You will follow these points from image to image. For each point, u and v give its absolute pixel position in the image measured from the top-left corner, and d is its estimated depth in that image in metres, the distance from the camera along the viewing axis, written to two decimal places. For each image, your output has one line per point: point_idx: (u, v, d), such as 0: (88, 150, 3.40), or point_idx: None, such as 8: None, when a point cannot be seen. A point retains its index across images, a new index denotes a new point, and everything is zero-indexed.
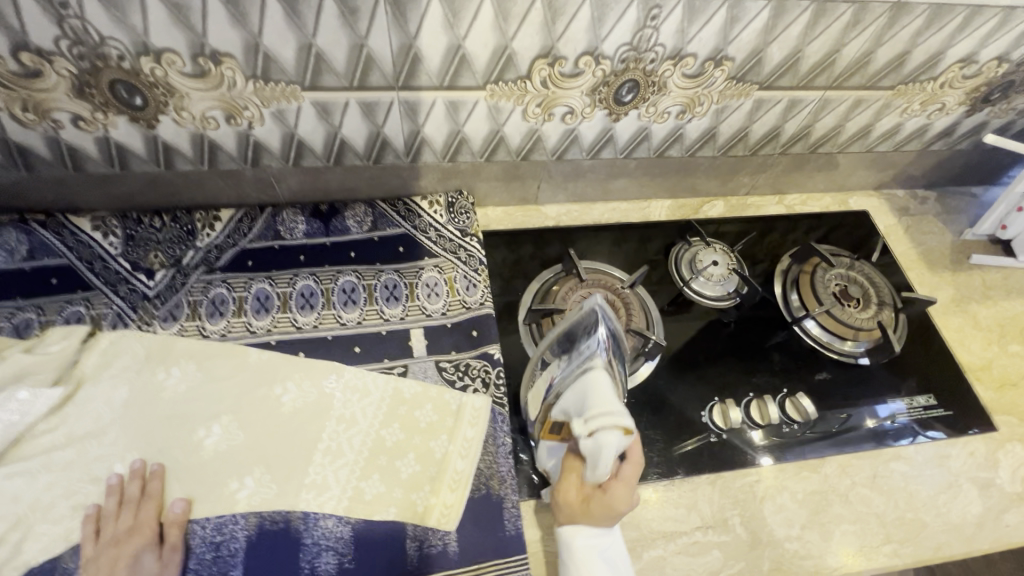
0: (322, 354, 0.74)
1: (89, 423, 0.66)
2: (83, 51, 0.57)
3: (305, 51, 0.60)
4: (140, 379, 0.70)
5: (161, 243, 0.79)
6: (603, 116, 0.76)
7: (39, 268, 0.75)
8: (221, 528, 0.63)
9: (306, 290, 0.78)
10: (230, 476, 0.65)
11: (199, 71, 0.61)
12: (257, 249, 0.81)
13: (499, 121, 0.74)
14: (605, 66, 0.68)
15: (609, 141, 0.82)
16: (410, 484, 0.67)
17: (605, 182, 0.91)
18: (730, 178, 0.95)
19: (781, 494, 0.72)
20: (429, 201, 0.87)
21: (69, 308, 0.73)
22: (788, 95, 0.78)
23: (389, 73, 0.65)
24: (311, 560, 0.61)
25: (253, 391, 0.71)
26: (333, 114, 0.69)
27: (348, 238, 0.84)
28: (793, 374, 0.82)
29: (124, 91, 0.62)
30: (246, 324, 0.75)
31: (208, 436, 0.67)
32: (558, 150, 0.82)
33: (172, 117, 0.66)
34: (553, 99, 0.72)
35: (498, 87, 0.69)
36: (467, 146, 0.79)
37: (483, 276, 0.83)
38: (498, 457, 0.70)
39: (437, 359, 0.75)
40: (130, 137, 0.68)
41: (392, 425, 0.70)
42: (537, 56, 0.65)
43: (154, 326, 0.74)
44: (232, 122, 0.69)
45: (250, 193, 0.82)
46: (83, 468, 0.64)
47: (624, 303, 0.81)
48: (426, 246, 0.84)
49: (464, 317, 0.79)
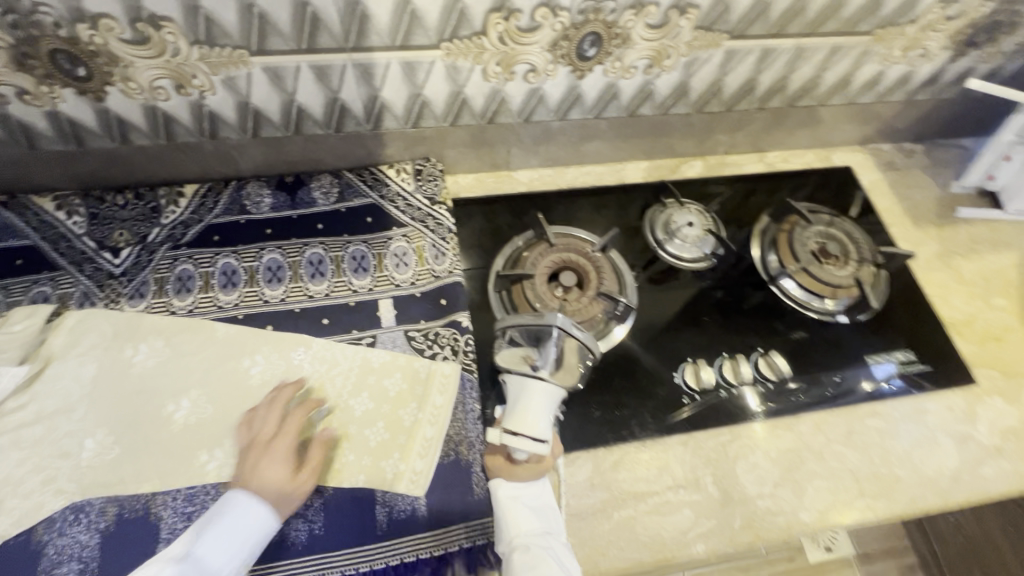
0: (290, 327, 0.74)
1: (58, 401, 0.66)
2: (18, 20, 0.56)
3: (247, 12, 0.59)
4: (107, 356, 0.70)
5: (126, 221, 0.78)
6: (567, 73, 0.74)
7: (5, 250, 0.75)
8: (193, 498, 0.63)
9: (272, 264, 0.77)
10: (199, 448, 0.65)
11: (140, 37, 0.59)
12: (222, 224, 0.80)
13: (460, 81, 0.72)
14: (564, 18, 0.66)
15: (576, 100, 0.79)
16: (380, 452, 0.67)
17: (577, 144, 0.89)
18: (707, 136, 0.92)
19: (754, 453, 0.72)
20: (396, 169, 0.85)
21: (36, 289, 0.73)
22: (760, 44, 0.75)
23: (338, 34, 0.63)
24: (282, 527, 0.62)
25: (221, 364, 0.71)
26: (285, 79, 0.68)
27: (314, 210, 0.82)
28: (769, 334, 0.81)
29: (66, 61, 0.60)
30: (213, 299, 0.75)
31: (177, 410, 0.67)
32: (524, 112, 0.80)
33: (120, 88, 0.65)
34: (513, 56, 0.70)
35: (453, 45, 0.66)
36: (430, 110, 0.77)
37: (452, 244, 0.81)
38: (467, 423, 0.69)
39: (406, 329, 0.75)
40: (80, 110, 0.67)
41: (360, 395, 0.70)
42: (491, 9, 0.63)
43: (121, 304, 0.74)
44: (182, 91, 0.67)
45: (213, 167, 0.81)
46: (53, 444, 0.64)
47: (595, 266, 0.79)
48: (394, 216, 0.83)
49: (433, 286, 0.78)
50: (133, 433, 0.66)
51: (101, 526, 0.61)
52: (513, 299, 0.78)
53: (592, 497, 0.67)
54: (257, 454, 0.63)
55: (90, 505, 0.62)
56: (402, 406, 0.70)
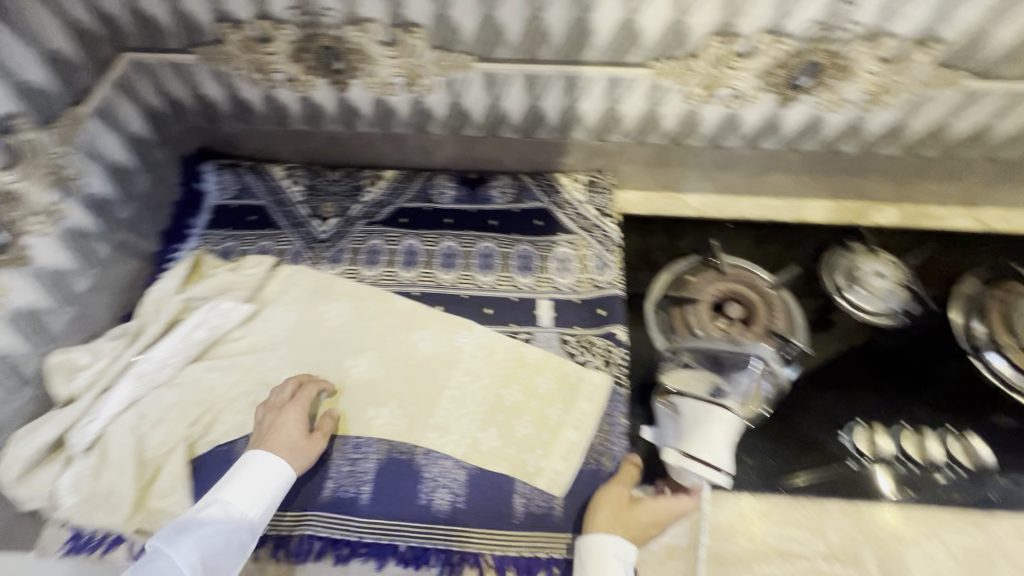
0: (456, 310, 0.80)
1: (267, 338, 0.77)
2: (305, 19, 0.67)
3: (486, 23, 0.65)
4: (306, 308, 0.80)
5: (334, 196, 0.90)
6: (772, 101, 0.72)
7: (243, 206, 0.88)
8: (358, 447, 0.70)
9: (449, 250, 0.85)
10: (369, 404, 0.73)
11: (393, 39, 0.68)
12: (410, 209, 0.89)
13: (658, 100, 0.73)
14: (785, 45, 0.64)
15: (772, 130, 0.77)
16: (524, 444, 0.70)
17: (758, 174, 0.85)
18: (911, 183, 0.84)
19: (933, 545, 0.62)
20: (571, 178, 0.88)
21: (261, 242, 0.86)
22: (1009, 88, 0.67)
23: (558, 47, 0.67)
24: (428, 493, 0.67)
25: (395, 333, 0.78)
26: (498, 85, 0.73)
27: (490, 207, 0.88)
28: (965, 412, 0.69)
29: (330, 56, 0.71)
30: (395, 274, 0.83)
31: (356, 365, 0.76)
32: (713, 136, 0.79)
33: (362, 82, 0.75)
34: (719, 80, 0.69)
35: (663, 64, 0.68)
36: (619, 125, 0.79)
37: (616, 257, 0.82)
38: (612, 435, 0.69)
39: (561, 332, 0.77)
40: (326, 98, 0.79)
41: (512, 386, 0.73)
42: (712, 33, 0.63)
43: (322, 266, 0.84)
44: (410, 88, 0.76)
45: (411, 157, 0.90)
46: (258, 375, 0.73)
47: (766, 303, 0.75)
48: (562, 222, 0.86)
49: (593, 295, 0.79)
50: (318, 379, 0.75)
51: None
52: (673, 322, 0.76)
53: (732, 543, 0.63)
54: (279, 412, 0.67)
55: None
56: (551, 405, 0.72)
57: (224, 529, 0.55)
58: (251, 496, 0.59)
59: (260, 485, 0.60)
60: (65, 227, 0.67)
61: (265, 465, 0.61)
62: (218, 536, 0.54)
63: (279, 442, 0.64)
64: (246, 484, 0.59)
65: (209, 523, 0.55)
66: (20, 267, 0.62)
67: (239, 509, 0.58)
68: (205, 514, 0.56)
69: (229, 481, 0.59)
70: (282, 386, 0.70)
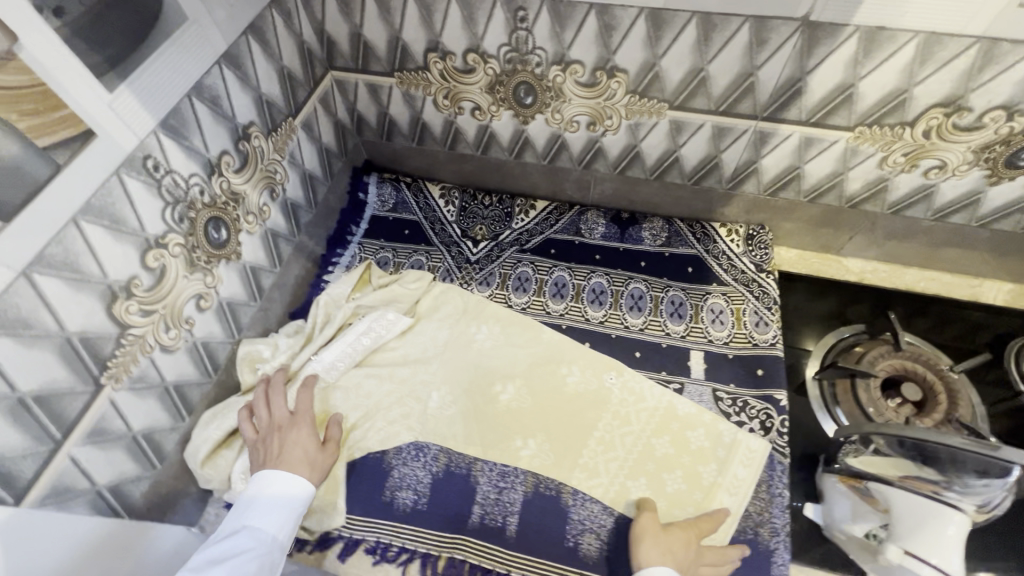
0: (605, 349, 0.79)
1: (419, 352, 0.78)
2: (513, 56, 0.69)
3: (693, 75, 0.65)
4: (457, 327, 0.80)
5: (486, 219, 0.92)
6: (980, 177, 0.68)
7: (399, 220, 0.92)
8: (504, 476, 0.69)
9: (598, 287, 0.84)
10: (516, 433, 0.72)
11: (592, 82, 0.70)
12: (559, 240, 0.90)
13: (850, 163, 0.71)
14: (1018, 123, 0.60)
15: (969, 205, 0.72)
16: (674, 500, 0.67)
17: (935, 247, 0.81)
18: None
19: None
20: (728, 229, 0.87)
21: (414, 256, 0.89)
22: None
23: (760, 103, 0.66)
24: (576, 536, 0.65)
25: (542, 364, 0.77)
26: (683, 133, 0.73)
27: (640, 248, 0.88)
28: None
29: (523, 91, 0.74)
30: (544, 304, 0.84)
31: (503, 392, 0.75)
32: (898, 204, 0.75)
33: (545, 117, 0.77)
34: (926, 150, 0.66)
35: (869, 130, 0.66)
36: (798, 182, 0.76)
37: (775, 316, 0.79)
38: (772, 506, 0.66)
39: (714, 386, 0.75)
40: (504, 128, 0.81)
41: (663, 438, 0.71)
42: (936, 104, 0.61)
43: (472, 287, 0.86)
44: (590, 127, 0.77)
45: (566, 190, 0.91)
46: (411, 389, 0.75)
47: (946, 387, 0.70)
48: (717, 273, 0.84)
49: (750, 353, 0.77)
50: (466, 401, 0.75)
51: (433, 468, 0.70)
52: (837, 392, 0.73)
53: None
54: (287, 431, 0.63)
55: (428, 448, 0.72)
56: (705, 465, 0.69)
57: (256, 555, 0.52)
58: (278, 517, 0.56)
59: (282, 502, 0.57)
60: (266, 227, 0.73)
61: (284, 481, 0.58)
62: (251, 562, 0.51)
63: (292, 458, 0.61)
64: (272, 508, 0.56)
65: (241, 552, 0.52)
66: (232, 261, 0.67)
67: (269, 533, 0.55)
68: (234, 542, 0.52)
69: (253, 506, 0.56)
70: (270, 403, 0.66)
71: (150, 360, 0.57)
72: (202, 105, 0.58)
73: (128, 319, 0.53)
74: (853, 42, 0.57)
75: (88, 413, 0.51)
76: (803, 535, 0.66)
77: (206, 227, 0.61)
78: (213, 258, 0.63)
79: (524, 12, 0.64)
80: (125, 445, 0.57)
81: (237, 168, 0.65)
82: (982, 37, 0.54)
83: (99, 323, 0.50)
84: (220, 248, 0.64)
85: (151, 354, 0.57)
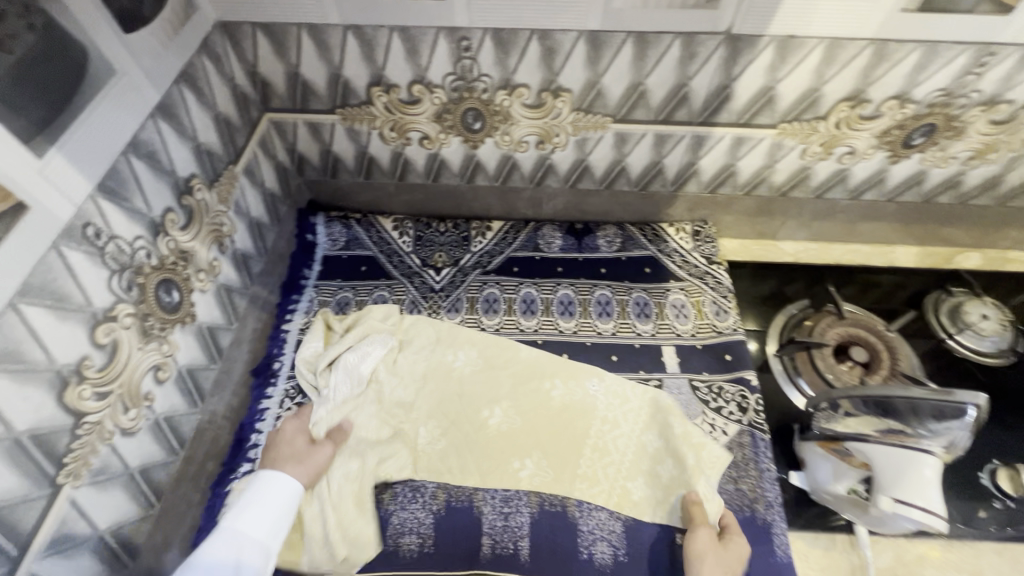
0: (583, 357, 0.81)
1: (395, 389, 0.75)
2: (460, 84, 0.70)
3: (632, 89, 0.69)
4: (434, 357, 0.78)
5: (444, 246, 0.92)
6: (883, 158, 0.77)
7: (354, 257, 0.90)
8: (508, 500, 0.69)
9: (566, 298, 0.86)
10: (512, 455, 0.71)
11: (538, 103, 0.72)
12: (520, 257, 0.91)
13: (776, 157, 0.78)
14: (909, 109, 0.69)
15: (878, 183, 0.82)
16: (674, 493, 0.70)
17: (853, 223, 0.90)
18: (997, 229, 0.89)
19: None
20: (675, 228, 0.92)
21: (377, 292, 0.86)
22: None
23: (695, 110, 0.72)
24: (589, 546, 0.66)
25: (525, 382, 0.77)
26: (627, 143, 0.78)
27: (598, 255, 0.91)
28: None
29: (471, 117, 0.75)
30: (516, 322, 0.84)
31: (491, 417, 0.74)
32: (820, 188, 0.84)
33: (495, 140, 0.79)
34: (838, 139, 0.75)
35: (790, 125, 0.73)
36: (734, 178, 0.83)
37: (731, 303, 0.85)
38: (763, 482, 0.69)
39: (690, 377, 0.79)
40: (454, 154, 0.82)
41: (650, 432, 0.73)
42: (843, 99, 0.69)
43: (441, 315, 0.85)
44: (540, 146, 0.80)
45: (519, 208, 0.93)
46: (397, 428, 0.73)
47: (887, 345, 0.78)
48: (672, 270, 0.89)
49: (716, 341, 0.81)
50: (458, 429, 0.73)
51: (433, 507, 0.68)
52: (797, 364, 0.79)
53: None
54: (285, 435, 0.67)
55: (425, 487, 0.69)
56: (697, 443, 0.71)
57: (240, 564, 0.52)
58: (266, 525, 0.56)
59: (273, 512, 0.57)
60: (218, 282, 0.68)
61: (273, 484, 0.60)
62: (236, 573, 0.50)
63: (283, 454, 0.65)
64: (262, 515, 0.57)
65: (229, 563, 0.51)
66: (188, 324, 0.62)
67: (257, 540, 0.54)
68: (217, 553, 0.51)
69: (242, 506, 0.56)
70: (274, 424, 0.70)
71: (111, 447, 0.51)
72: (140, 162, 0.53)
73: (82, 406, 0.47)
74: (770, 50, 0.63)
75: (46, 520, 0.45)
76: (793, 503, 0.70)
77: (157, 291, 0.56)
78: (167, 324, 0.58)
79: (468, 42, 0.65)
80: (91, 548, 0.50)
81: (183, 224, 0.60)
82: (874, 39, 0.61)
83: (51, 416, 0.45)
84: (173, 312, 0.59)
85: (111, 440, 0.51)
